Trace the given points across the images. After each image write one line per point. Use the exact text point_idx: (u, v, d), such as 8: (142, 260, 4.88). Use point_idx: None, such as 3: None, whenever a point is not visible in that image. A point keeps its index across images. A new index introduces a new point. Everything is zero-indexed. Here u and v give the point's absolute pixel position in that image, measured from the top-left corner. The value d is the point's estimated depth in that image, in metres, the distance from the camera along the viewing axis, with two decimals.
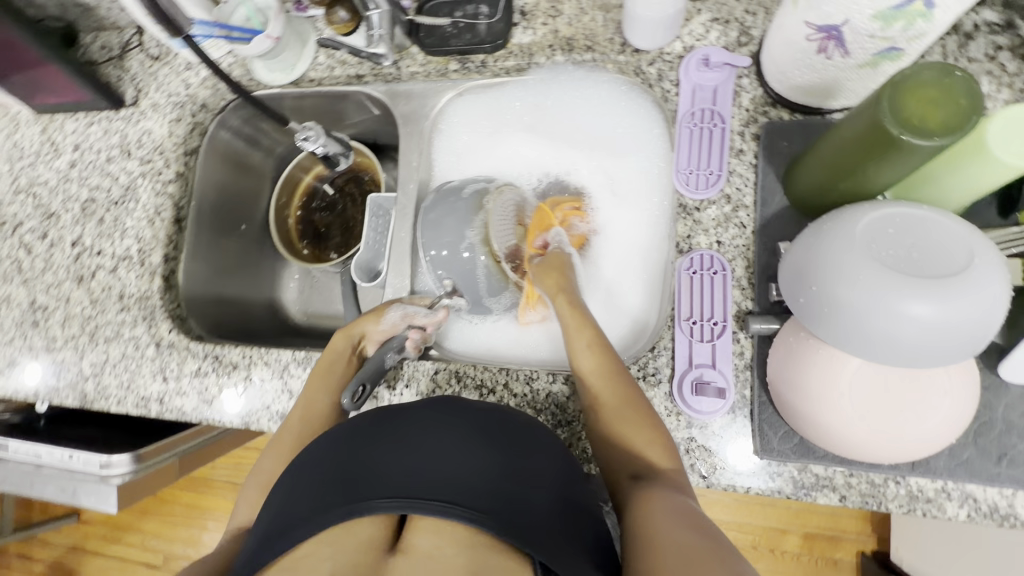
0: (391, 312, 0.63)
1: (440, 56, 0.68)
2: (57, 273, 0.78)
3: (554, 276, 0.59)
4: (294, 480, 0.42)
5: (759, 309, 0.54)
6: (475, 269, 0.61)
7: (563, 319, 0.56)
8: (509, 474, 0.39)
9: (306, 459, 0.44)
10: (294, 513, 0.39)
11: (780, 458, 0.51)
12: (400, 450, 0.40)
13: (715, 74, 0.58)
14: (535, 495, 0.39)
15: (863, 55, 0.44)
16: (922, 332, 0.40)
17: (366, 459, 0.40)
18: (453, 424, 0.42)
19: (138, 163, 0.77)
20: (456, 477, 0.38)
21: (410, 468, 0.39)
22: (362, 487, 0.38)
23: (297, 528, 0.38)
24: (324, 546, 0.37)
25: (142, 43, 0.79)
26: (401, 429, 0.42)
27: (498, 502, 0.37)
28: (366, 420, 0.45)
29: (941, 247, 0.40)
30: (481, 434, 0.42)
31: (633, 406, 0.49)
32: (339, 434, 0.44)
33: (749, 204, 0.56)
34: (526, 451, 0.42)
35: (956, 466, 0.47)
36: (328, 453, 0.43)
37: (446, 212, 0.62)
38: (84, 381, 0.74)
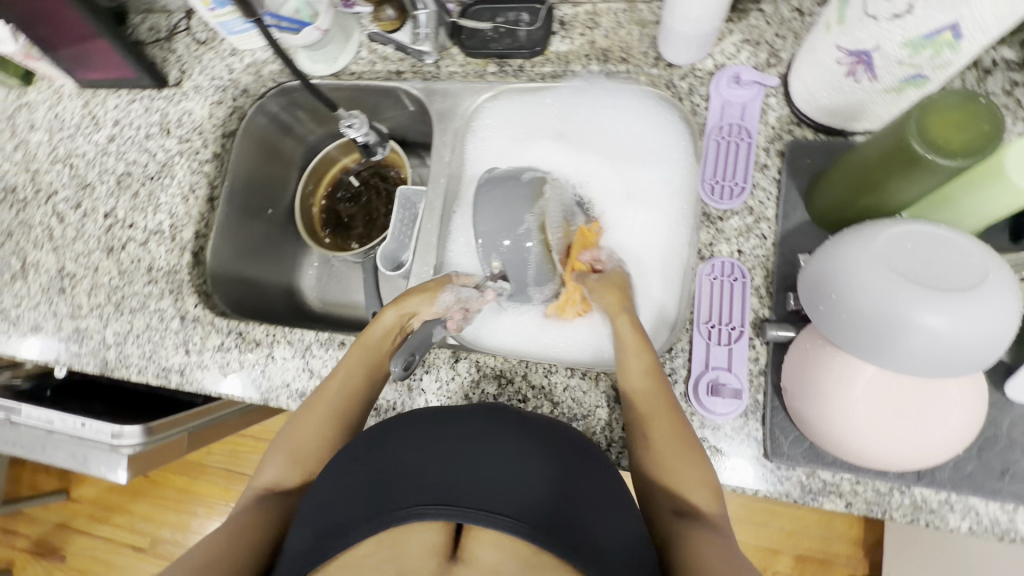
0: (442, 293, 0.65)
1: (479, 58, 0.71)
2: (87, 242, 0.79)
3: (616, 294, 0.59)
4: (345, 480, 0.44)
5: (775, 317, 0.56)
6: (527, 257, 0.56)
7: (624, 340, 0.57)
8: (556, 490, 0.41)
9: (355, 459, 0.46)
10: (350, 514, 0.41)
11: (789, 463, 0.53)
12: (451, 460, 0.42)
13: (744, 91, 0.60)
14: (582, 512, 0.41)
15: (890, 80, 0.47)
16: (937, 345, 0.42)
17: (417, 465, 0.42)
18: (498, 434, 0.44)
19: (176, 142, 0.79)
20: (505, 489, 0.40)
21: (462, 477, 0.41)
22: (417, 494, 0.40)
23: (355, 531, 0.40)
24: (381, 549, 0.38)
25: (189, 27, 0.82)
26: (449, 437, 0.44)
27: (548, 516, 0.39)
28: (412, 424, 0.47)
29: (956, 263, 0.42)
30: (526, 447, 0.44)
31: (685, 445, 0.52)
32: (388, 436, 0.46)
33: (770, 216, 0.58)
34: (555, 452, 0.45)
35: (960, 479, 0.49)
36: (378, 455, 0.45)
37: (501, 193, 0.56)
38: (106, 349, 0.75)
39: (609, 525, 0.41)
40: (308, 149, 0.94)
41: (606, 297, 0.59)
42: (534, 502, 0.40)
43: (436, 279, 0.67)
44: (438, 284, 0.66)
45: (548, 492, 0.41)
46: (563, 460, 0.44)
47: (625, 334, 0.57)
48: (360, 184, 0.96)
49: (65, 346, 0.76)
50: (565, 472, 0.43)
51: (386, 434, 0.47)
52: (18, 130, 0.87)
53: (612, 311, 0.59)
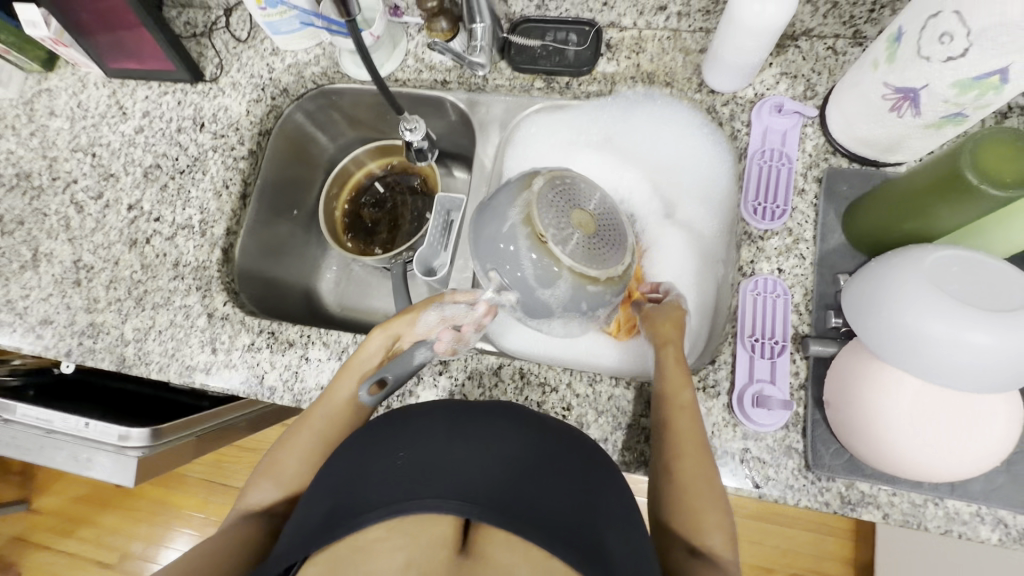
0: (427, 313, 0.64)
1: (527, 73, 0.73)
2: (108, 234, 0.77)
3: (670, 328, 0.61)
4: (362, 465, 0.45)
5: (815, 333, 0.58)
6: (521, 262, 0.54)
7: (666, 371, 0.57)
8: (574, 500, 0.42)
9: (374, 448, 0.46)
10: (366, 498, 0.41)
11: (830, 474, 0.55)
12: (472, 458, 0.43)
13: (785, 119, 0.64)
14: (597, 523, 0.41)
15: (932, 116, 0.51)
16: (978, 358, 0.44)
17: (439, 458, 0.43)
18: (522, 441, 0.45)
19: (210, 137, 0.78)
20: (525, 495, 0.41)
21: (482, 478, 0.41)
22: (435, 486, 0.41)
23: (369, 515, 0.40)
24: (394, 537, 0.38)
25: (228, 24, 0.82)
26: (473, 436, 0.45)
27: (564, 525, 0.39)
28: (435, 419, 0.48)
29: (996, 287, 0.46)
30: (549, 458, 0.44)
31: (708, 474, 0.51)
32: (411, 428, 0.47)
33: (809, 238, 0.61)
34: (568, 461, 0.45)
35: (991, 491, 0.52)
36: (398, 444, 0.45)
37: (501, 198, 0.58)
38: (124, 345, 0.72)
39: (621, 543, 0.41)
40: (336, 152, 0.94)
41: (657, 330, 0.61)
42: (551, 510, 0.40)
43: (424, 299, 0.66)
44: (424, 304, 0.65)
45: (565, 503, 0.41)
46: (581, 471, 0.45)
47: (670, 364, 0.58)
48: (386, 190, 0.95)
49: (78, 341, 0.73)
50: (582, 482, 0.44)
51: (408, 427, 0.47)
52: (36, 116, 0.84)
53: (658, 341, 0.60)
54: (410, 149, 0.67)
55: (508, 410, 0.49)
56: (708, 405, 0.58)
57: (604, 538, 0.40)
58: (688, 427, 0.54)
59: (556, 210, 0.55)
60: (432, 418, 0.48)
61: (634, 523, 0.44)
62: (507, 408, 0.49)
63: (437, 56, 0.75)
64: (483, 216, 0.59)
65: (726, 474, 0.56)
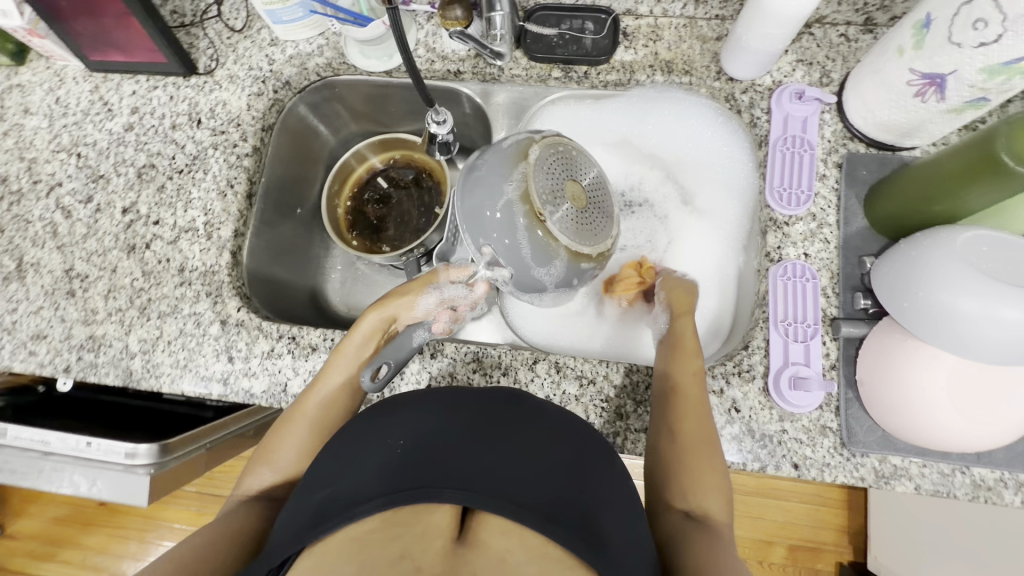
0: (422, 294, 0.63)
1: (544, 62, 0.72)
2: (102, 240, 0.72)
3: (686, 300, 0.62)
4: (356, 453, 0.43)
5: (844, 314, 0.60)
6: (518, 235, 0.53)
7: (684, 335, 0.59)
8: (576, 483, 0.40)
9: (366, 435, 0.44)
10: (361, 487, 0.39)
11: (864, 449, 0.57)
12: (473, 445, 0.41)
13: (806, 106, 0.65)
14: (598, 508, 0.39)
15: (956, 101, 0.52)
16: (1010, 334, 0.46)
17: (436, 444, 0.41)
18: (524, 427, 0.44)
19: (209, 133, 0.74)
20: (528, 481, 0.39)
21: (484, 464, 0.40)
22: (435, 474, 0.39)
23: (364, 505, 0.38)
24: (388, 528, 0.36)
25: (220, 12, 0.77)
26: (474, 423, 0.43)
27: (566, 511, 0.38)
28: (432, 404, 0.46)
29: (1016, 262, 0.48)
30: (554, 446, 0.43)
31: (708, 443, 0.52)
32: (406, 415, 0.45)
33: (832, 223, 0.63)
34: (572, 448, 0.43)
35: (1012, 456, 0.55)
36: (394, 431, 0.43)
37: (490, 166, 0.55)
38: (130, 358, 0.67)
39: (620, 527, 0.40)
40: (337, 146, 0.90)
41: (673, 294, 0.62)
42: (554, 494, 0.39)
43: (418, 277, 0.64)
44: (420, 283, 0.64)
45: (567, 485, 0.40)
46: (582, 455, 0.43)
47: (683, 334, 0.59)
48: (390, 186, 0.92)
49: (77, 356, 0.68)
50: (585, 466, 0.42)
51: (404, 414, 0.45)
52: (8, 114, 0.77)
53: (677, 310, 0.61)
54: (434, 141, 0.68)
55: (511, 399, 0.47)
56: (745, 390, 0.60)
57: (605, 523, 0.39)
58: (696, 392, 0.54)
59: (551, 183, 0.54)
60: (428, 407, 0.45)
61: (632, 507, 0.43)
62: (505, 394, 0.48)
63: (449, 44, 0.73)
64: (467, 189, 0.56)
65: (766, 456, 0.58)
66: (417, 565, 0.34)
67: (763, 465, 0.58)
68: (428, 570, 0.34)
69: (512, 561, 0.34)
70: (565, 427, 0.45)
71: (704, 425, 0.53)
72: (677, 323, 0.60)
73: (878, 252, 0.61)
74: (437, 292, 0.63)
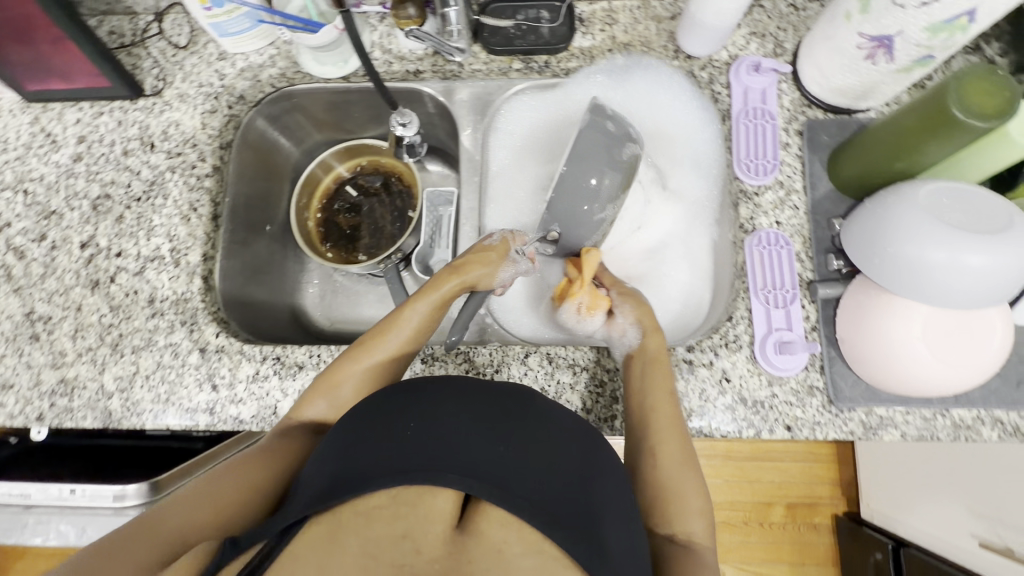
0: (504, 265, 0.63)
1: (504, 55, 0.72)
2: (62, 278, 0.68)
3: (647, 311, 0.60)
4: (365, 435, 0.41)
5: (819, 277, 0.62)
6: (596, 227, 0.66)
7: (656, 354, 0.58)
8: (578, 481, 0.40)
9: (374, 421, 0.42)
10: (371, 464, 0.39)
11: (851, 404, 0.59)
12: (486, 435, 0.40)
13: (763, 77, 0.67)
14: (598, 507, 0.40)
15: (904, 60, 0.54)
16: (974, 278, 0.49)
17: (445, 430, 0.40)
18: (535, 422, 0.43)
19: (164, 156, 0.72)
20: (534, 479, 0.39)
21: (493, 458, 0.39)
22: (445, 462, 0.38)
23: (374, 481, 0.37)
24: (395, 506, 0.36)
25: (162, 30, 0.74)
26: (489, 412, 0.42)
27: (566, 510, 0.38)
28: (445, 387, 0.44)
29: (985, 212, 0.50)
30: (558, 442, 0.42)
31: (686, 455, 0.51)
32: (420, 397, 0.43)
33: (799, 189, 0.65)
34: (575, 447, 0.43)
35: (987, 394, 0.58)
36: (406, 412, 0.42)
37: (598, 156, 0.64)
38: (107, 398, 0.65)
39: (616, 528, 0.40)
40: (301, 158, 0.88)
41: (640, 311, 0.60)
42: (558, 492, 0.39)
43: (495, 245, 0.64)
44: (500, 251, 0.64)
45: (571, 483, 0.40)
46: (588, 452, 0.43)
47: (658, 354, 0.58)
48: (359, 193, 0.90)
49: (49, 402, 0.65)
50: (590, 466, 0.42)
51: (418, 394, 0.43)
52: None
53: (649, 327, 0.59)
54: (401, 144, 0.68)
55: (520, 392, 0.45)
56: (732, 360, 0.61)
57: (603, 524, 0.39)
58: (668, 401, 0.55)
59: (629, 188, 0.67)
60: (437, 392, 0.44)
61: (629, 502, 0.43)
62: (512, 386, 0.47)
63: (405, 44, 0.72)
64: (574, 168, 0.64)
65: (759, 422, 0.59)
66: (417, 547, 0.35)
67: (757, 431, 0.59)
68: (426, 553, 0.35)
69: (507, 553, 0.35)
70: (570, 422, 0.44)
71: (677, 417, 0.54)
72: (649, 341, 0.58)
73: (846, 213, 0.63)
74: (517, 261, 0.65)
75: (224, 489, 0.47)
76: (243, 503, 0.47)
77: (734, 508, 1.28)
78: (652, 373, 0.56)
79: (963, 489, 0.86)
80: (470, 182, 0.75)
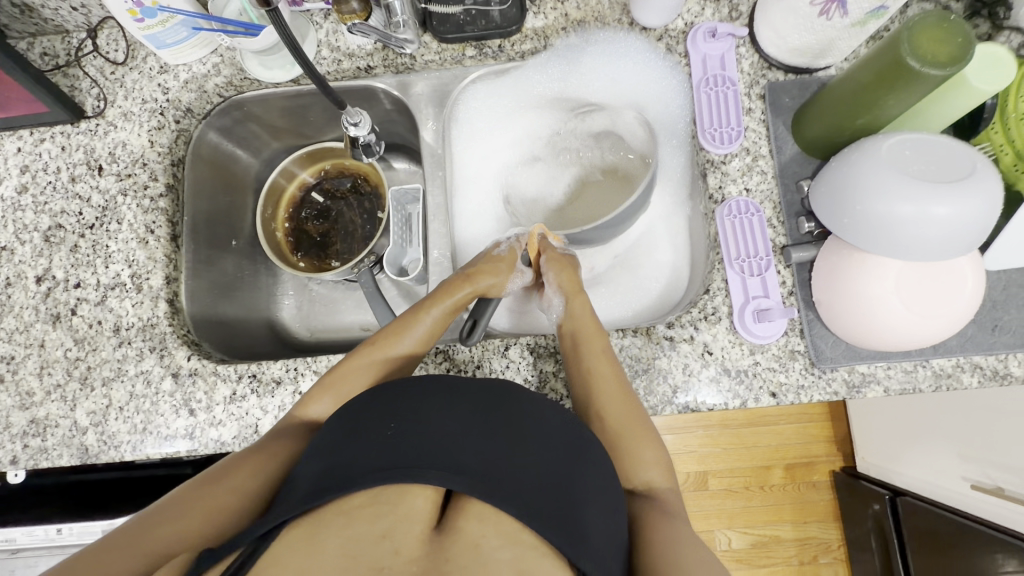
0: (513, 275, 0.65)
1: (456, 43, 0.70)
2: (21, 315, 0.66)
3: (573, 277, 0.63)
4: (345, 438, 0.40)
5: (792, 241, 0.62)
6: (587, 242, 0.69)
7: (580, 318, 0.60)
8: (559, 470, 0.40)
9: (355, 424, 0.41)
10: (351, 464, 0.38)
11: (833, 364, 0.59)
12: (467, 429, 0.40)
13: (720, 43, 0.65)
14: (580, 495, 0.40)
15: (858, 14, 0.53)
16: (942, 229, 0.49)
17: (430, 430, 0.39)
18: (517, 415, 0.42)
19: (114, 179, 0.69)
20: (515, 471, 0.38)
21: (475, 452, 0.39)
22: (426, 458, 0.37)
23: (355, 480, 0.36)
24: (377, 506, 0.35)
25: (97, 47, 0.71)
26: (471, 408, 0.42)
27: (548, 500, 0.38)
28: (431, 386, 0.43)
29: (948, 159, 0.50)
30: (543, 435, 0.42)
31: (644, 430, 0.52)
32: (402, 395, 0.43)
33: (766, 153, 0.64)
34: (559, 439, 0.42)
35: (965, 341, 0.58)
36: (388, 412, 0.41)
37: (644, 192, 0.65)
38: (82, 433, 0.63)
39: (598, 515, 0.40)
40: (261, 168, 0.86)
41: (562, 277, 0.63)
42: (539, 482, 0.38)
43: (504, 254, 0.65)
44: (511, 260, 0.65)
45: (552, 473, 0.40)
46: (570, 440, 0.43)
47: (582, 320, 0.59)
48: (326, 198, 0.88)
49: (22, 444, 0.63)
50: (572, 455, 0.42)
51: (399, 395, 0.43)
52: None
53: (569, 292, 0.62)
54: (357, 145, 0.66)
55: (507, 384, 0.45)
56: (713, 332, 0.60)
57: (585, 512, 0.39)
58: (609, 369, 0.56)
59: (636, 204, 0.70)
60: (423, 389, 0.43)
61: (612, 485, 0.44)
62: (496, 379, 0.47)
63: (353, 40, 0.70)
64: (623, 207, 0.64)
65: (744, 391, 0.59)
66: (396, 548, 0.34)
67: (743, 400, 0.59)
68: (405, 552, 0.34)
69: (484, 547, 0.34)
70: (555, 414, 0.44)
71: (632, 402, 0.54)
72: (571, 307, 0.61)
73: (813, 174, 0.63)
74: (525, 271, 0.66)
75: (217, 496, 0.45)
76: (235, 511, 0.45)
77: (735, 474, 1.29)
78: (580, 346, 0.57)
79: (952, 435, 0.87)
80: (434, 177, 0.73)
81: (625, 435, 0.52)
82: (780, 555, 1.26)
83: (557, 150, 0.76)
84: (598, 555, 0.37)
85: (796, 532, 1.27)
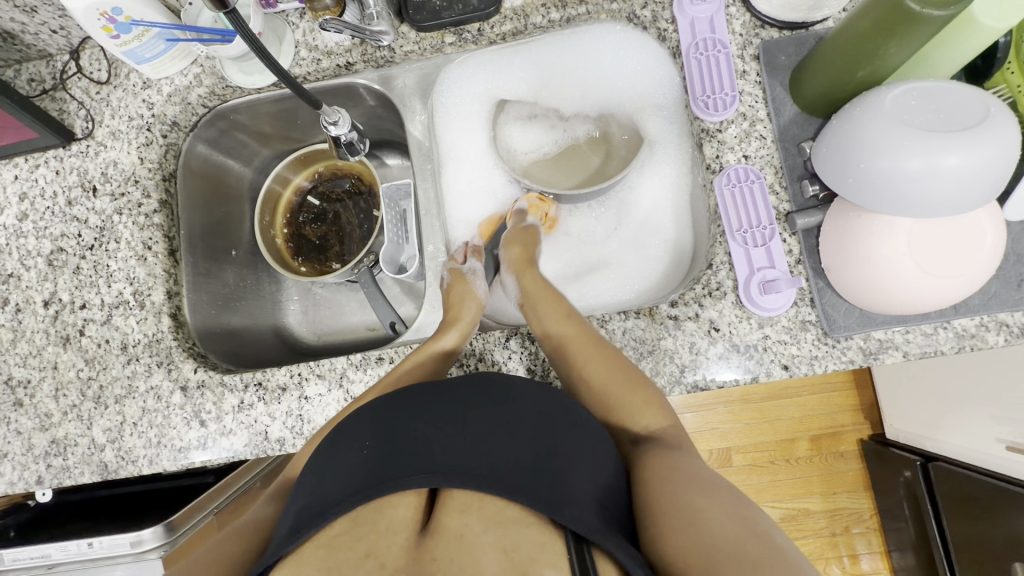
0: (471, 281, 0.68)
1: (434, 30, 0.68)
2: (33, 340, 0.67)
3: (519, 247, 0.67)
4: (324, 465, 0.44)
5: (796, 208, 0.59)
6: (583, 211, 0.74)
7: (530, 289, 0.63)
8: (535, 445, 0.42)
9: (338, 442, 0.45)
10: (329, 493, 0.41)
11: (847, 332, 0.57)
12: (435, 432, 0.43)
13: (707, 4, 0.63)
14: (560, 464, 0.41)
15: None
16: (960, 181, 0.45)
17: (405, 439, 0.43)
18: (485, 401, 0.45)
19: (109, 199, 0.69)
20: (493, 460, 0.41)
21: (445, 450, 0.41)
22: (400, 468, 0.41)
23: (332, 508, 0.40)
24: (357, 527, 0.39)
25: (80, 68, 0.72)
26: (441, 411, 0.44)
27: (530, 479, 0.39)
28: (408, 398, 0.47)
29: (960, 104, 0.46)
30: (525, 420, 0.44)
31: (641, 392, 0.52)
32: (373, 414, 0.46)
33: (763, 117, 0.61)
34: (543, 419, 0.44)
35: (988, 299, 0.55)
36: (362, 431, 0.45)
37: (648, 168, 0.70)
38: (100, 450, 0.64)
39: (589, 481, 0.41)
40: (255, 176, 0.86)
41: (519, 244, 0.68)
42: (522, 464, 0.41)
43: (450, 283, 0.68)
44: (458, 281, 0.68)
45: (532, 453, 0.41)
46: (548, 416, 0.45)
47: (532, 289, 0.63)
48: (322, 201, 0.87)
49: (45, 464, 0.65)
50: (548, 429, 0.44)
51: (373, 413, 0.46)
52: None
53: (519, 266, 0.66)
54: (340, 145, 0.65)
55: (488, 377, 0.48)
56: (718, 308, 0.58)
57: (571, 480, 0.40)
58: (576, 332, 0.56)
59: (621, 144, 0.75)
60: (400, 399, 0.47)
61: (599, 438, 0.45)
62: (477, 374, 0.49)
63: (330, 38, 0.69)
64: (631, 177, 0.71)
65: (754, 366, 0.57)
66: (381, 562, 0.37)
67: (754, 375, 0.57)
68: (391, 565, 0.37)
69: (468, 536, 0.38)
70: (536, 397, 0.46)
71: (619, 363, 0.53)
72: (521, 278, 0.65)
73: (815, 134, 0.60)
74: (478, 272, 0.69)
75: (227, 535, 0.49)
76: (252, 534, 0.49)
77: (759, 449, 1.27)
78: (538, 307, 0.60)
79: (984, 394, 0.83)
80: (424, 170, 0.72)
81: (620, 405, 0.52)
82: (811, 528, 1.24)
83: (564, 117, 0.77)
84: (588, 514, 0.38)
85: (825, 504, 1.24)
